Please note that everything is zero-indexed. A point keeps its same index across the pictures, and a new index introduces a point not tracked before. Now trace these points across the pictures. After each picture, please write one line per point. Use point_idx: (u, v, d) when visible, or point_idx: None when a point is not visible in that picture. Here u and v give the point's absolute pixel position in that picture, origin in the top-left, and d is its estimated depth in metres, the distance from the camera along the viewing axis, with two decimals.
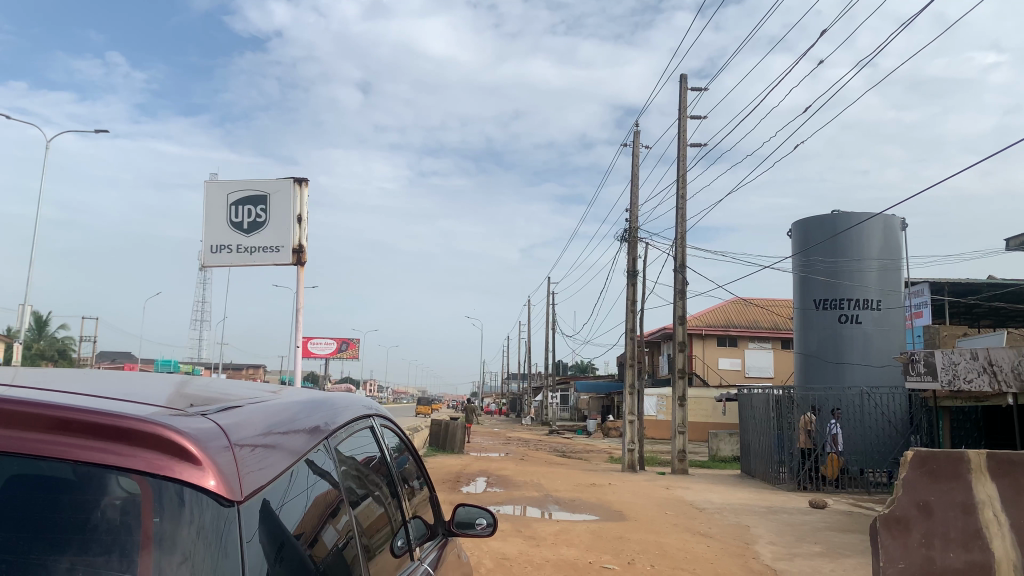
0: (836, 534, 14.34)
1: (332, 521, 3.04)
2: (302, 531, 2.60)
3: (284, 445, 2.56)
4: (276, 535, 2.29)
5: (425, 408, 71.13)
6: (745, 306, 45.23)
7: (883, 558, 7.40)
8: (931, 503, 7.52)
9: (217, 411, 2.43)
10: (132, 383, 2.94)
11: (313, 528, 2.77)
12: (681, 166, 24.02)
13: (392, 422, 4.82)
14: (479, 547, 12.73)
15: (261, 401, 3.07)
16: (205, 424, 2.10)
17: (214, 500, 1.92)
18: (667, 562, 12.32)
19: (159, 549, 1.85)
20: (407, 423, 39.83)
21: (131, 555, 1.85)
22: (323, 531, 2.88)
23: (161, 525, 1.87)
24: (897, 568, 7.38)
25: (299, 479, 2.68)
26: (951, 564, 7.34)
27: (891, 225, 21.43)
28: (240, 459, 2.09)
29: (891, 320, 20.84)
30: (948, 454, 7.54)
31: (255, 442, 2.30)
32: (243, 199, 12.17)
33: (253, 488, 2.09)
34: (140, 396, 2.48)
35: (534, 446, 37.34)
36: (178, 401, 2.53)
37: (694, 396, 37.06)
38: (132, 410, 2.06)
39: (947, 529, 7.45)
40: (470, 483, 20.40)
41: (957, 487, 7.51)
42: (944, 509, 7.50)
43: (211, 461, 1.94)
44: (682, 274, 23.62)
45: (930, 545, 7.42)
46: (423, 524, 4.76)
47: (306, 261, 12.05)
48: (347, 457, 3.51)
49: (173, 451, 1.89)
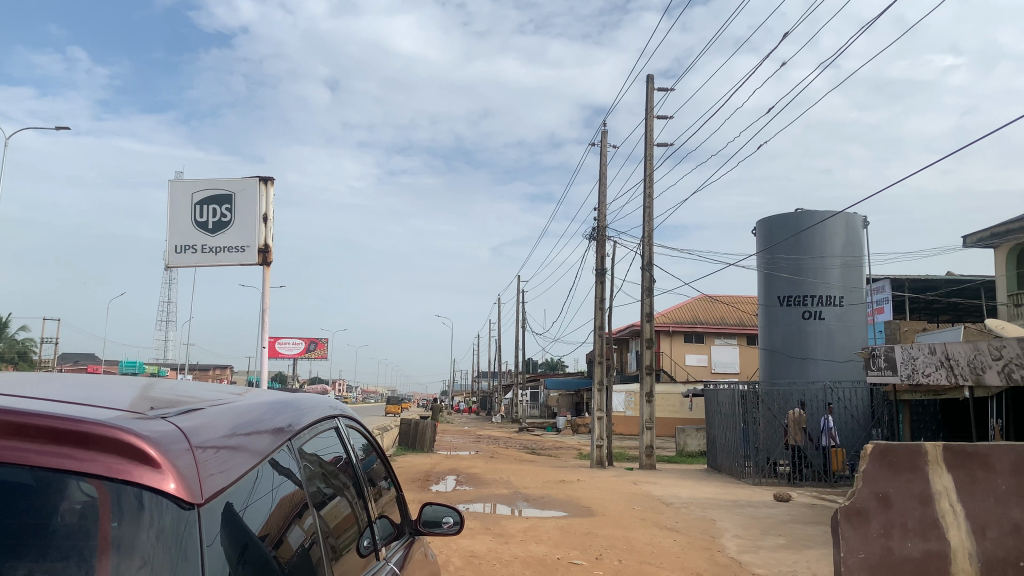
0: (801, 526, 14.57)
1: (297, 521, 3.01)
2: (266, 533, 2.58)
3: (248, 446, 2.54)
4: (239, 538, 2.26)
5: (395, 408, 70.81)
6: (711, 302, 45.75)
7: (845, 549, 7.51)
8: (891, 494, 7.66)
9: (178, 413, 2.39)
10: (94, 386, 2.89)
11: (278, 529, 2.74)
12: (648, 165, 24.19)
13: (358, 423, 4.78)
14: (448, 545, 12.71)
15: (224, 403, 3.03)
16: (165, 427, 2.06)
17: (174, 503, 1.89)
18: (634, 556, 12.42)
19: (117, 553, 1.83)
20: (378, 422, 39.61)
21: (89, 560, 1.83)
22: (287, 533, 2.85)
23: (120, 529, 1.84)
24: (858, 557, 7.51)
25: (264, 480, 2.66)
26: (909, 553, 7.53)
27: (853, 223, 21.80)
28: (201, 461, 2.06)
29: (853, 316, 21.24)
30: (907, 446, 7.66)
31: (218, 445, 2.27)
32: (208, 198, 11.99)
33: (214, 490, 2.06)
34: (100, 399, 2.44)
35: (503, 444, 37.36)
36: (138, 403, 2.49)
37: (662, 391, 37.35)
38: (91, 414, 2.02)
39: (905, 519, 7.62)
40: (439, 482, 20.38)
41: (916, 478, 7.67)
42: (902, 500, 7.65)
43: (171, 464, 1.91)
44: (650, 272, 23.81)
45: (890, 536, 7.58)
46: (389, 524, 4.74)
47: (272, 261, 11.91)
48: (312, 458, 3.47)
49: (131, 455, 1.85)
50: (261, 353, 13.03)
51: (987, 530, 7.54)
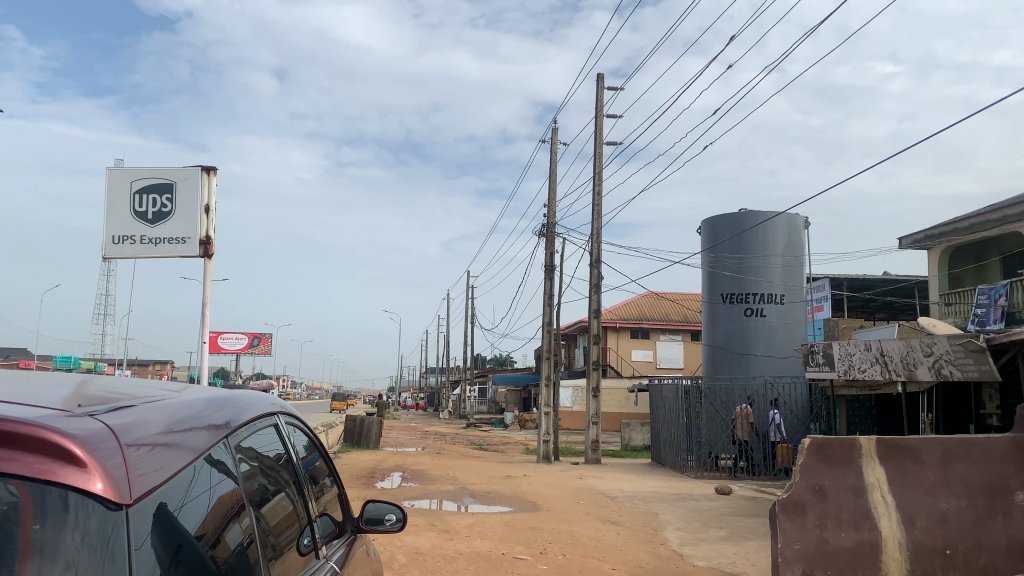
0: (741, 518, 14.88)
1: (236, 520, 2.91)
2: (203, 532, 2.48)
3: (185, 443, 2.42)
4: (172, 538, 2.14)
5: (341, 404, 70.00)
6: (657, 299, 46.41)
7: (781, 540, 7.64)
8: (826, 486, 7.84)
9: (109, 411, 2.27)
10: (25, 383, 2.74)
11: (215, 528, 2.64)
12: (597, 163, 24.34)
13: (299, 421, 4.65)
14: (392, 542, 12.58)
15: (161, 398, 2.90)
16: (92, 425, 1.95)
17: (99, 503, 1.78)
18: (578, 550, 12.50)
19: (38, 557, 1.71)
20: (323, 418, 39.07)
21: (8, 563, 1.68)
22: (226, 532, 2.75)
23: (41, 532, 1.72)
24: (794, 548, 7.66)
25: (200, 478, 2.54)
26: (842, 543, 7.73)
27: (795, 224, 22.32)
28: (131, 460, 1.95)
29: (793, 313, 21.77)
30: (842, 441, 7.87)
31: (153, 443, 2.16)
32: (148, 186, 11.58)
33: (145, 490, 1.95)
34: (27, 396, 2.30)
35: (450, 439, 37.27)
36: (67, 401, 2.36)
37: (608, 386, 37.73)
38: (15, 413, 1.90)
39: (839, 511, 7.80)
40: (385, 478, 20.18)
41: (850, 471, 7.87)
42: (837, 492, 7.83)
43: (98, 464, 1.80)
44: (598, 269, 23.98)
45: (824, 526, 7.75)
46: (331, 521, 4.63)
47: (215, 253, 11.55)
48: (252, 455, 3.35)
49: (55, 454, 1.75)
50: (203, 348, 12.66)
51: (916, 520, 7.83)
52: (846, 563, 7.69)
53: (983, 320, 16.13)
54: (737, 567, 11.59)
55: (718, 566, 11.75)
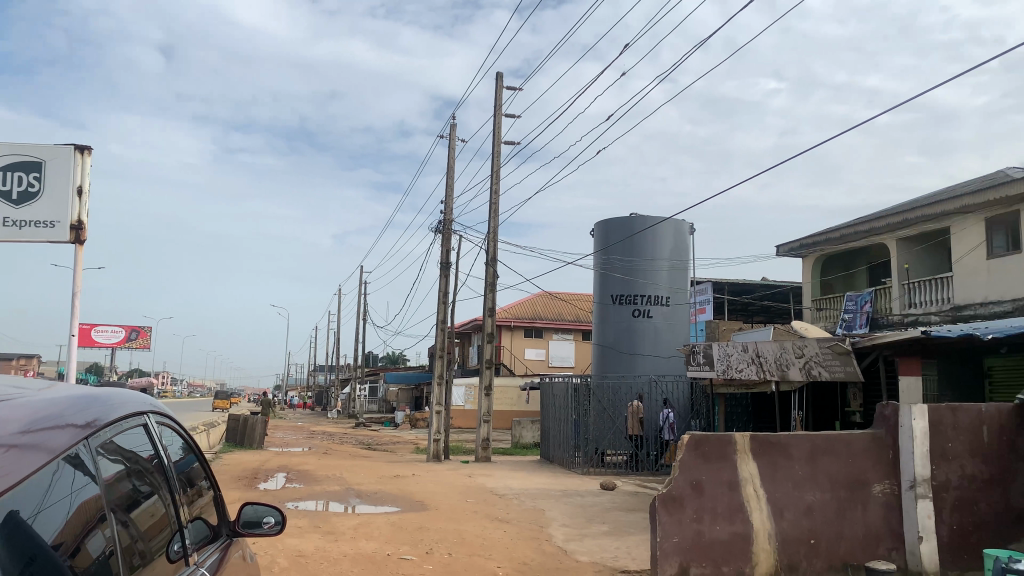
0: (624, 514, 15.26)
1: (99, 528, 2.64)
2: (62, 540, 2.27)
3: (42, 445, 2.22)
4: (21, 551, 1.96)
5: (224, 402, 67.17)
6: (551, 299, 47.09)
7: (661, 534, 7.85)
8: (703, 482, 8.12)
9: None
10: None
11: (76, 535, 2.41)
12: (495, 161, 24.37)
13: (172, 422, 4.35)
14: (273, 545, 12.12)
15: (17, 396, 2.65)
16: None
17: None
18: (465, 549, 12.45)
19: None
20: (205, 417, 37.32)
21: None
22: (90, 538, 2.52)
23: None
24: (672, 542, 7.89)
25: (62, 482, 2.33)
26: (717, 536, 8.02)
27: (681, 229, 23.17)
28: None
29: (678, 315, 22.57)
30: (718, 437, 8.19)
31: None
32: (12, 164, 10.60)
33: None
34: None
35: (339, 438, 36.43)
36: None
37: (500, 385, 37.95)
38: None
39: (715, 505, 8.09)
40: (268, 479, 19.45)
41: (725, 466, 8.19)
42: (713, 487, 8.13)
43: None
44: (492, 267, 24.02)
45: (701, 520, 8.03)
46: (205, 527, 4.35)
47: (87, 240, 10.84)
48: (122, 455, 3.07)
49: None
50: (69, 342, 11.76)
51: (784, 512, 8.23)
52: (719, 555, 7.99)
53: (849, 324, 17.18)
54: (619, 561, 11.88)
55: (601, 561, 12.00)
